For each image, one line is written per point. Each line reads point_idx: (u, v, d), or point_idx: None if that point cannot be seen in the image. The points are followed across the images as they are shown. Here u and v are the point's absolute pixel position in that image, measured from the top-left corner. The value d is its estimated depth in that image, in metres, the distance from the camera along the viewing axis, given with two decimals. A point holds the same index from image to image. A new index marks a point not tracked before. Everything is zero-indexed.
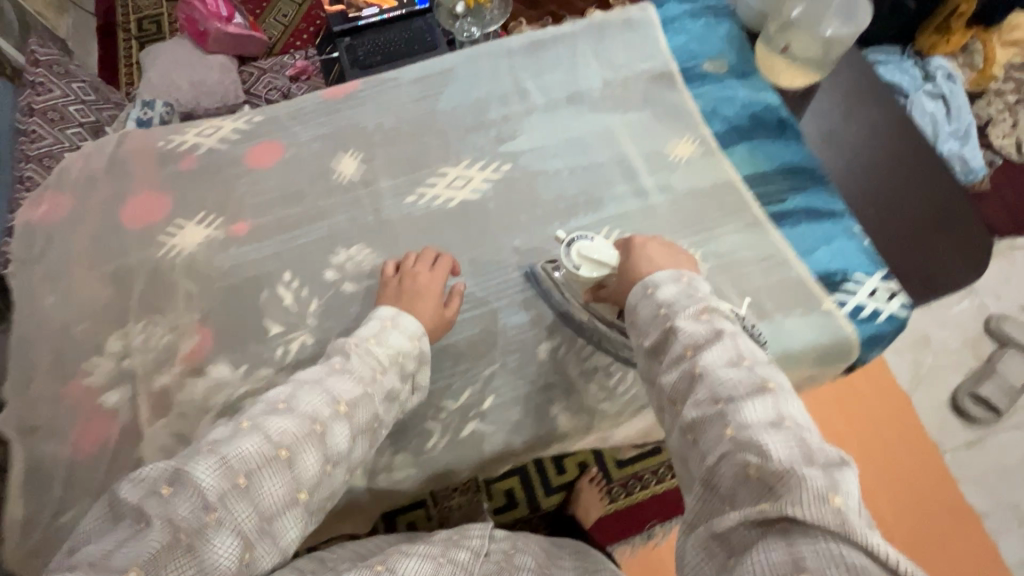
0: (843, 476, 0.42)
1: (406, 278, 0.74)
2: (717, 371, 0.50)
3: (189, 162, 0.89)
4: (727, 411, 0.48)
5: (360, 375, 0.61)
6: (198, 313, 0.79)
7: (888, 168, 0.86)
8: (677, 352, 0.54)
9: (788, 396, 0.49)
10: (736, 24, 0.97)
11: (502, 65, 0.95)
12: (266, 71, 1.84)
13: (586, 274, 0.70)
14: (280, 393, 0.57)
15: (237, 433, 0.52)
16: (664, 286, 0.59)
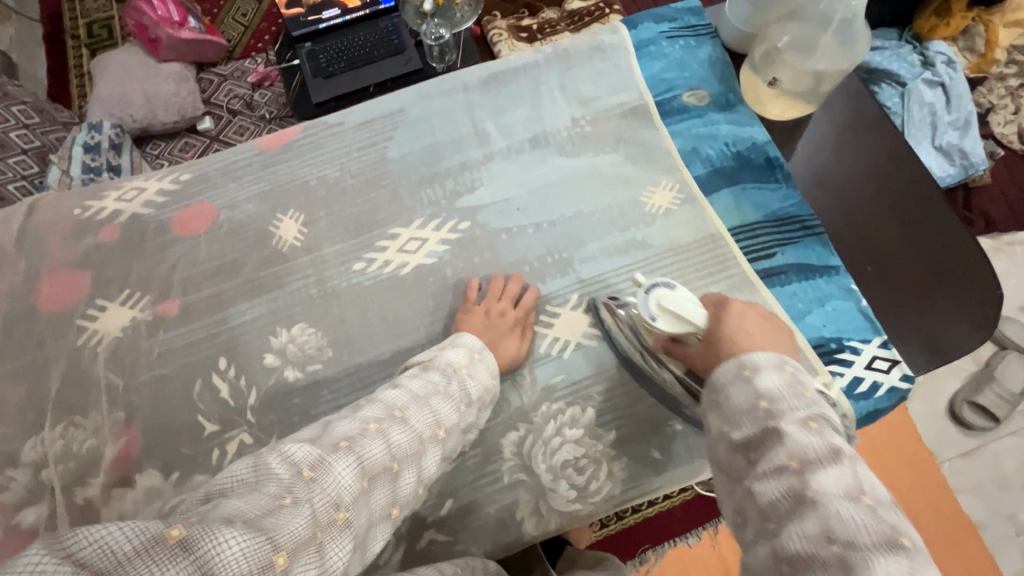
0: None
1: (492, 310, 0.71)
2: (834, 502, 0.37)
3: (110, 231, 0.79)
4: (849, 559, 0.34)
5: (453, 393, 0.58)
6: (124, 412, 0.71)
7: (888, 213, 0.77)
8: (777, 460, 0.41)
9: (932, 565, 0.34)
10: (718, 45, 0.87)
11: (457, 102, 0.85)
12: (227, 78, 1.53)
13: (662, 326, 0.61)
14: (398, 398, 0.53)
15: (367, 432, 0.47)
16: (766, 371, 0.46)
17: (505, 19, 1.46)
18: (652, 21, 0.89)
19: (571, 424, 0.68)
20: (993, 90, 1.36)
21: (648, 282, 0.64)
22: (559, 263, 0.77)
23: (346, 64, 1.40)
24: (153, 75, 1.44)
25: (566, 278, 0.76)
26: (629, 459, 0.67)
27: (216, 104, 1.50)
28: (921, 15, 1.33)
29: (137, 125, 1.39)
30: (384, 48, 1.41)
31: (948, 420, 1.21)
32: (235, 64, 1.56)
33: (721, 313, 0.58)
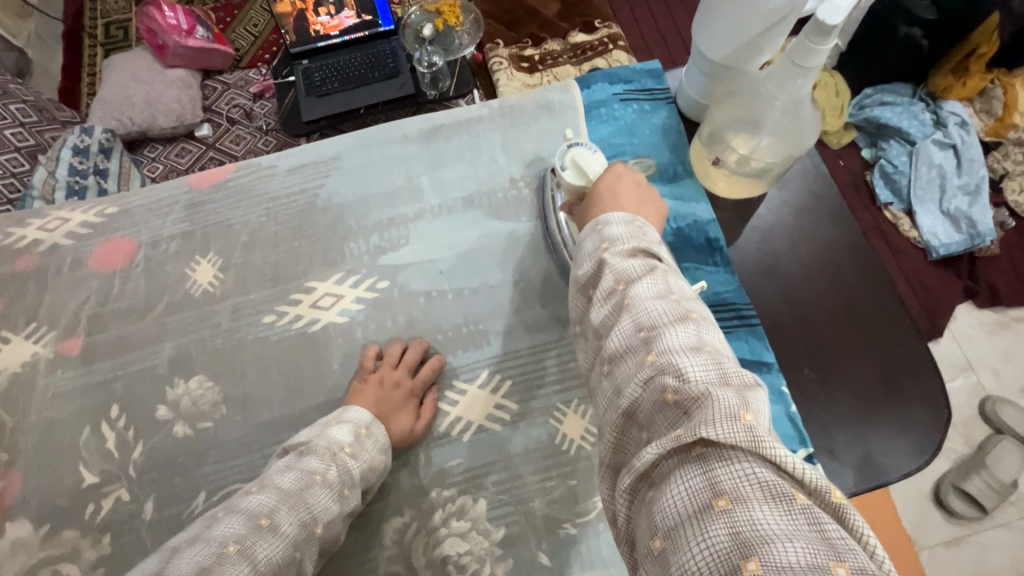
0: (755, 393, 0.37)
1: (384, 377, 0.68)
2: (644, 303, 0.44)
3: (27, 261, 0.78)
4: (650, 338, 0.41)
5: (338, 485, 0.58)
6: (7, 454, 0.69)
7: (833, 312, 0.72)
8: (608, 285, 0.47)
9: (710, 325, 0.43)
10: (673, 112, 0.83)
11: (395, 152, 0.82)
12: (231, 86, 1.53)
13: (569, 179, 0.70)
14: (264, 504, 0.53)
15: (223, 559, 0.48)
16: (613, 224, 0.52)
17: (506, 47, 1.43)
18: (606, 81, 0.85)
19: (458, 515, 0.64)
20: (1010, 156, 1.24)
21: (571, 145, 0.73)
22: (474, 334, 0.73)
23: (338, 85, 1.39)
24: (141, 83, 1.44)
25: (478, 352, 0.72)
26: (515, 562, 0.62)
27: (215, 112, 1.51)
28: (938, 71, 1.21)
29: (133, 128, 1.40)
30: (378, 71, 1.40)
31: (931, 505, 1.13)
32: (240, 72, 1.57)
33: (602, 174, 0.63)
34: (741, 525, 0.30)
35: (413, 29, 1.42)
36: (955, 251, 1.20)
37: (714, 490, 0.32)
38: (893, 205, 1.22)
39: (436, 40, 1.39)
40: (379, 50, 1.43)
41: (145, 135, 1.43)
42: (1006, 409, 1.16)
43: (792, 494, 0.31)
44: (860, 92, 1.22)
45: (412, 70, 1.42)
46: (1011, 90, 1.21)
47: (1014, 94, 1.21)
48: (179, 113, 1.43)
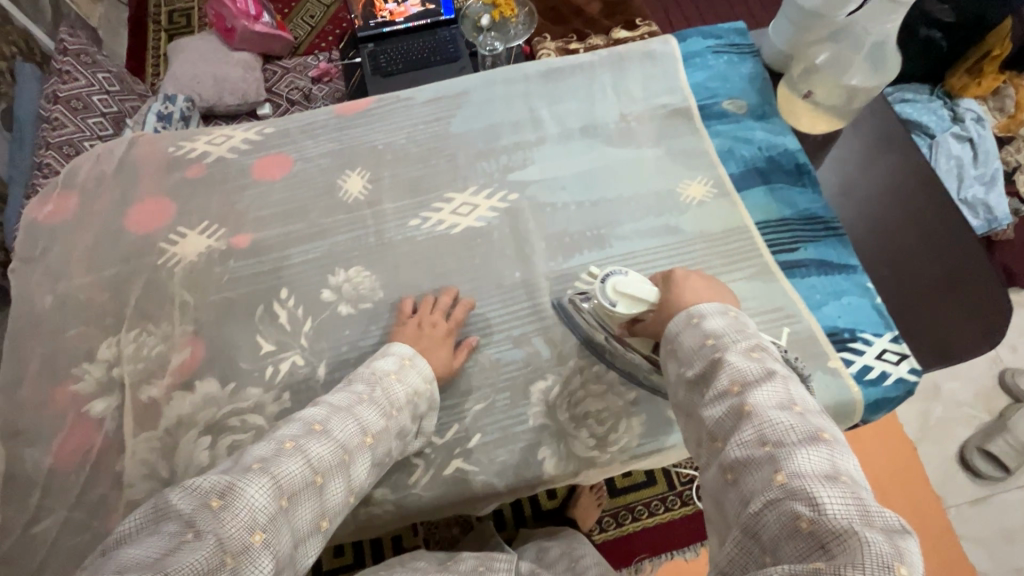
0: (906, 541, 0.37)
1: (425, 322, 0.74)
2: (769, 413, 0.46)
3: (196, 170, 0.88)
4: (777, 456, 0.43)
5: (384, 404, 0.62)
6: (192, 325, 0.78)
7: (904, 224, 0.84)
8: (721, 386, 0.49)
9: (844, 450, 0.44)
10: (759, 63, 0.95)
11: (517, 90, 0.94)
12: (290, 71, 1.75)
13: (622, 310, 0.66)
14: (315, 414, 0.57)
15: (282, 453, 0.52)
16: (710, 316, 0.55)
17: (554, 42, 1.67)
18: (700, 36, 0.98)
19: (596, 380, 0.74)
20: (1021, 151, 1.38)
21: (602, 273, 0.70)
22: (596, 239, 0.83)
23: (403, 66, 1.58)
24: (209, 62, 1.64)
25: (600, 253, 0.83)
26: (648, 416, 0.72)
27: (277, 94, 1.72)
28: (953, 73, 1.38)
29: (204, 103, 1.60)
30: (440, 56, 1.58)
31: (958, 467, 1.22)
32: (298, 59, 1.79)
33: (668, 279, 0.64)
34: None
35: (470, 19, 1.56)
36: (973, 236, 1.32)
37: None
38: None
39: (494, 28, 1.52)
40: (438, 36, 1.62)
41: (212, 112, 1.64)
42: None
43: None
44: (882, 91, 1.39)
45: (470, 55, 1.62)
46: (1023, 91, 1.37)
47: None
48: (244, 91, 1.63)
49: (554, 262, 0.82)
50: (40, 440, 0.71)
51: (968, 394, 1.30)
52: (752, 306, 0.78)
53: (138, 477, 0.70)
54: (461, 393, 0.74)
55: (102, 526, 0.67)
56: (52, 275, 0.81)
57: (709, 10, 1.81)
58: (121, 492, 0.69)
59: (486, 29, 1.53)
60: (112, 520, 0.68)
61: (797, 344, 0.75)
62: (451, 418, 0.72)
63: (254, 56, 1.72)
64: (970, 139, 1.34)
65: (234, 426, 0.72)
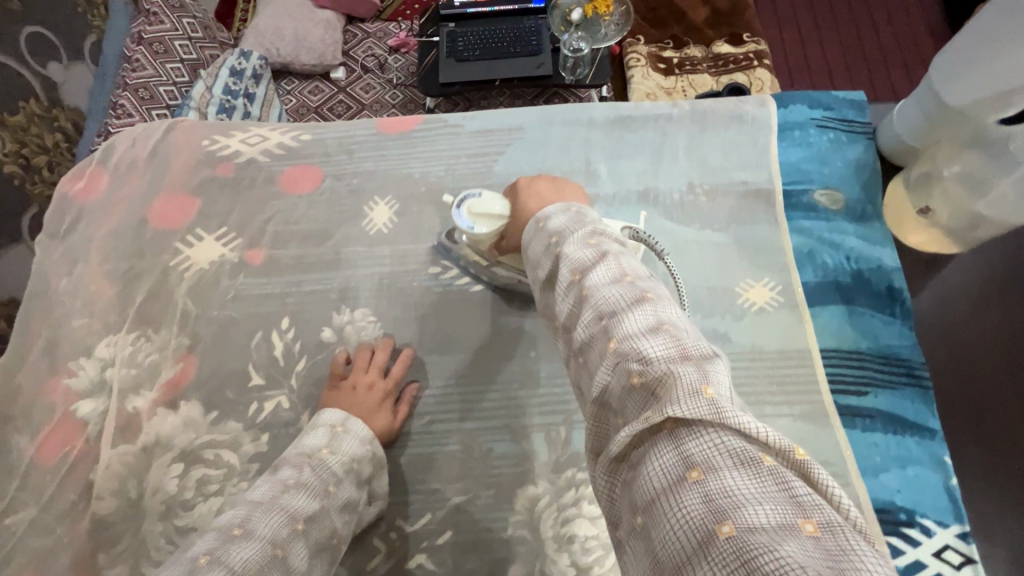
0: (719, 364, 0.33)
1: (357, 386, 0.69)
2: (600, 290, 0.38)
3: (225, 169, 0.84)
4: (609, 323, 0.36)
5: (315, 488, 0.55)
6: (188, 339, 0.75)
7: (1006, 391, 0.69)
8: (562, 279, 0.41)
9: (671, 302, 0.38)
10: (872, 149, 0.79)
11: (577, 134, 0.83)
12: (370, 36, 1.70)
13: (480, 232, 0.63)
14: (234, 518, 0.51)
15: (195, 570, 0.44)
16: (553, 217, 0.46)
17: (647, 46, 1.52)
18: (805, 104, 0.82)
19: (591, 499, 0.65)
20: None
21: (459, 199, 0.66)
22: None
23: (480, 53, 1.47)
24: (294, 20, 1.58)
25: None
26: None
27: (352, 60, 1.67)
28: None
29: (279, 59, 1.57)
30: (521, 46, 1.48)
31: None
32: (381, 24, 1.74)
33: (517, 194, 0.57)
34: (713, 496, 0.27)
35: (560, 10, 1.44)
36: None
37: (686, 463, 0.29)
38: None
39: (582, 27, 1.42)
40: (524, 24, 1.51)
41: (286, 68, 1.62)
42: None
43: (760, 458, 0.29)
44: None
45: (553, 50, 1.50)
46: None
47: None
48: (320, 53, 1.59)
49: None
50: (28, 429, 0.72)
51: None
52: None
53: (108, 491, 0.68)
54: (440, 477, 0.68)
55: (65, 535, 0.67)
56: (70, 256, 0.80)
57: (832, 34, 1.56)
58: (89, 504, 0.68)
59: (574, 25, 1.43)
60: (76, 530, 0.67)
61: None
62: (424, 505, 0.66)
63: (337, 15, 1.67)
64: None
65: (207, 459, 0.69)
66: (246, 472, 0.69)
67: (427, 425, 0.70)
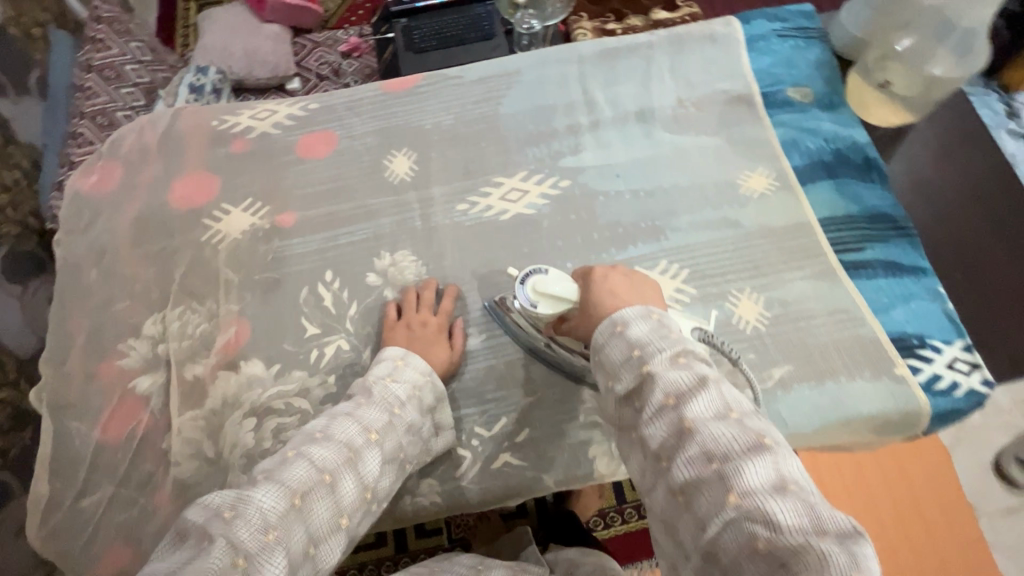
0: (858, 542, 0.35)
1: (414, 324, 0.71)
2: (710, 427, 0.42)
3: (240, 145, 0.86)
4: (726, 473, 0.40)
5: (389, 403, 0.60)
6: (236, 304, 0.77)
7: (978, 230, 0.79)
8: (656, 402, 0.45)
9: (787, 454, 0.41)
10: (828, 49, 0.90)
11: (571, 71, 0.90)
12: (319, 45, 1.81)
13: (544, 310, 0.65)
14: (317, 424, 0.56)
15: (286, 462, 0.51)
16: (634, 323, 0.49)
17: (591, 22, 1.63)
18: (765, 19, 0.93)
19: None
20: None
21: (523, 274, 0.68)
22: (651, 230, 0.80)
23: (436, 42, 1.63)
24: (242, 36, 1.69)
25: (656, 245, 0.79)
26: None
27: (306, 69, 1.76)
28: None
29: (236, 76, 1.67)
30: (475, 32, 1.65)
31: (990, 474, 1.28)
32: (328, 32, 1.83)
33: (587, 283, 0.59)
34: None
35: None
36: None
37: None
38: None
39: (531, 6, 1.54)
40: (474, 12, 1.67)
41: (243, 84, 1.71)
42: None
43: None
44: None
45: (506, 33, 1.67)
46: None
47: None
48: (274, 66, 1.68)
49: (607, 253, 0.79)
50: (87, 415, 0.71)
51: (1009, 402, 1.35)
52: (817, 307, 0.75)
53: (184, 456, 0.69)
54: (507, 385, 0.72)
55: (149, 503, 0.68)
56: (97, 247, 0.80)
57: None
58: (167, 471, 0.69)
59: (523, 6, 1.55)
60: (160, 499, 0.68)
61: (861, 351, 0.72)
62: (498, 410, 0.71)
63: (284, 27, 1.80)
64: None
65: (279, 409, 0.71)
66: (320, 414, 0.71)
67: (487, 342, 0.75)
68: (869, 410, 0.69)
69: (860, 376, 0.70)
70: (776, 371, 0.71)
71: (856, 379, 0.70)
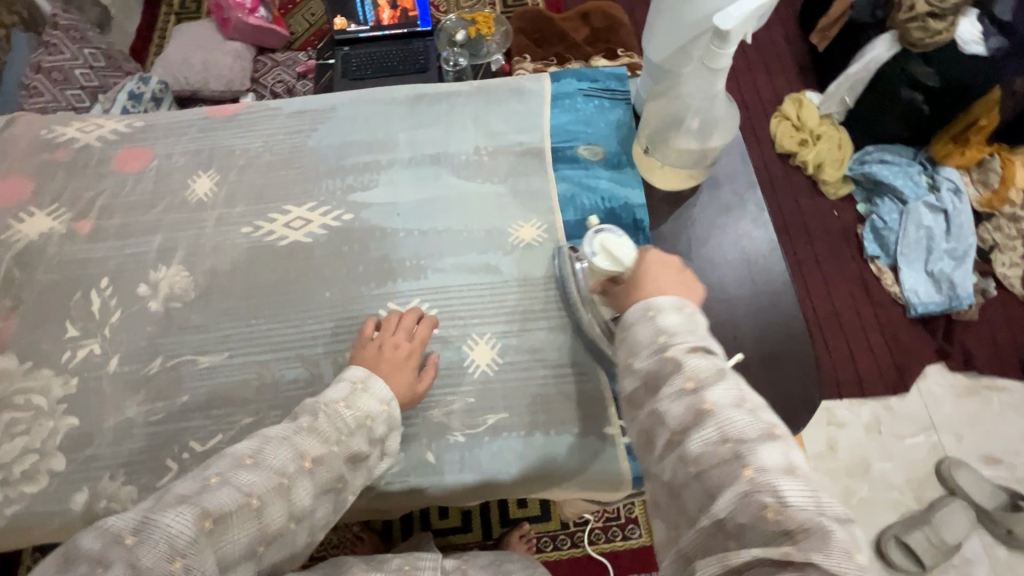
0: (853, 528, 0.41)
1: (386, 345, 0.70)
2: (727, 411, 0.45)
3: (62, 154, 0.93)
4: (743, 454, 0.43)
5: (330, 436, 0.59)
6: (11, 301, 0.82)
7: (733, 297, 0.81)
8: (677, 385, 0.48)
9: (794, 444, 0.45)
10: (629, 111, 0.94)
11: (383, 111, 0.95)
12: (279, 64, 1.95)
13: (600, 264, 0.69)
14: (247, 446, 0.55)
15: (209, 487, 0.50)
16: (666, 311, 0.52)
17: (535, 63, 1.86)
18: (574, 78, 0.97)
19: None
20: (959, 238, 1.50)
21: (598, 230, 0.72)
22: (414, 269, 0.83)
23: (372, 72, 1.73)
24: (202, 50, 1.84)
25: (414, 283, 0.82)
26: (405, 456, 0.71)
27: (262, 85, 1.91)
28: (938, 138, 1.57)
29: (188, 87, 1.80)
30: (411, 65, 1.75)
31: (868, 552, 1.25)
32: (290, 53, 1.98)
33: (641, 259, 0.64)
34: None
35: (446, 33, 1.81)
36: (932, 311, 1.48)
37: None
38: (880, 259, 1.55)
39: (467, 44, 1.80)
40: (414, 46, 1.79)
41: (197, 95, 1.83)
42: (961, 472, 1.30)
43: None
44: (863, 149, 1.64)
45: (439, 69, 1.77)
46: (1008, 167, 1.50)
47: (1010, 171, 1.50)
48: (229, 81, 1.84)
49: (366, 286, 0.82)
50: None
51: (900, 479, 1.33)
52: (550, 359, 0.76)
53: None
54: (234, 403, 0.74)
55: None
56: None
57: None
58: None
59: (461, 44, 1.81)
60: None
61: (577, 406, 0.73)
62: (214, 428, 0.73)
63: (246, 45, 1.93)
64: (946, 210, 1.53)
65: (17, 404, 0.75)
66: (52, 412, 0.74)
67: (227, 360, 0.77)
68: (569, 463, 0.71)
69: (567, 432, 0.72)
70: (491, 417, 0.73)
71: (564, 435, 0.72)
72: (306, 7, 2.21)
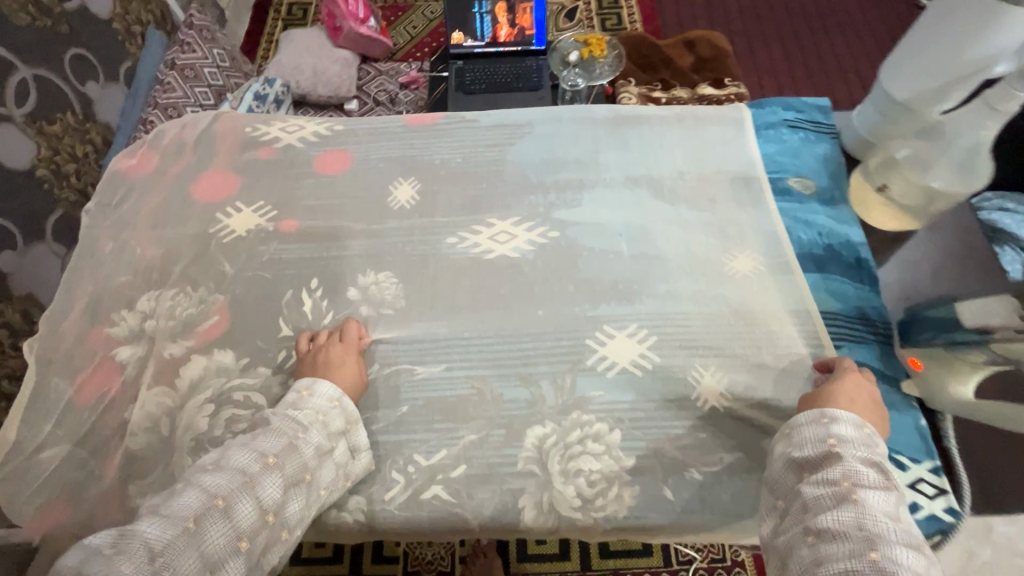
0: None
1: (318, 353, 0.73)
2: (873, 507, 0.50)
3: (266, 152, 0.94)
4: (875, 539, 0.47)
5: (287, 431, 0.61)
6: (224, 295, 0.82)
7: None
8: (832, 476, 0.54)
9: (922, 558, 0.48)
10: (836, 146, 0.92)
11: (581, 130, 0.95)
12: (382, 74, 1.82)
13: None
14: (209, 457, 0.58)
15: (174, 494, 0.53)
16: (842, 423, 0.58)
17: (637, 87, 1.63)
18: (780, 108, 0.96)
19: (595, 438, 0.71)
20: None
21: None
22: (628, 293, 0.80)
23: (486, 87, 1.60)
24: (314, 55, 1.72)
25: (629, 307, 0.79)
26: (642, 489, 0.69)
27: (366, 93, 1.78)
28: None
29: (299, 90, 1.68)
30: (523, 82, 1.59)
31: None
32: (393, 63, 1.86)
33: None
34: None
35: (560, 52, 1.59)
36: None
37: None
38: None
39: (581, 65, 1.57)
40: (526, 64, 1.64)
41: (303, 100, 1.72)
42: None
43: None
44: None
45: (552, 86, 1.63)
46: None
47: None
48: (336, 86, 1.71)
49: (580, 307, 0.79)
50: (67, 371, 0.77)
51: None
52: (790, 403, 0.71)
53: (141, 429, 0.73)
54: (455, 417, 0.73)
55: (97, 467, 0.72)
56: (118, 224, 0.89)
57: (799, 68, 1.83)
58: (122, 439, 0.73)
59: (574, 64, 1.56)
60: (109, 462, 0.72)
61: None
62: (439, 442, 0.72)
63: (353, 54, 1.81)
64: None
65: (237, 400, 0.74)
66: None
67: (445, 372, 0.76)
68: None
69: None
70: (728, 456, 0.70)
71: None
72: (407, 21, 2.18)
